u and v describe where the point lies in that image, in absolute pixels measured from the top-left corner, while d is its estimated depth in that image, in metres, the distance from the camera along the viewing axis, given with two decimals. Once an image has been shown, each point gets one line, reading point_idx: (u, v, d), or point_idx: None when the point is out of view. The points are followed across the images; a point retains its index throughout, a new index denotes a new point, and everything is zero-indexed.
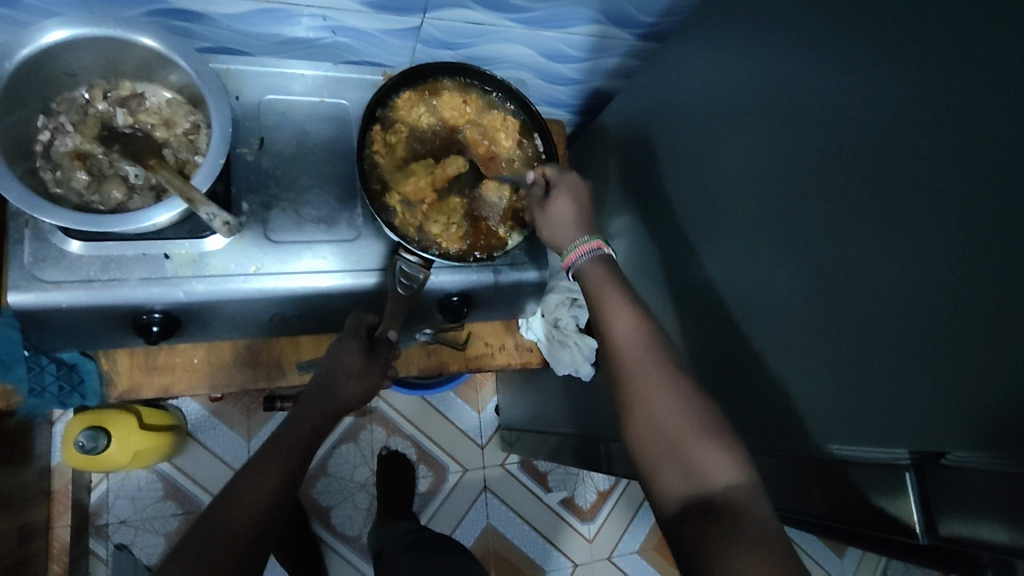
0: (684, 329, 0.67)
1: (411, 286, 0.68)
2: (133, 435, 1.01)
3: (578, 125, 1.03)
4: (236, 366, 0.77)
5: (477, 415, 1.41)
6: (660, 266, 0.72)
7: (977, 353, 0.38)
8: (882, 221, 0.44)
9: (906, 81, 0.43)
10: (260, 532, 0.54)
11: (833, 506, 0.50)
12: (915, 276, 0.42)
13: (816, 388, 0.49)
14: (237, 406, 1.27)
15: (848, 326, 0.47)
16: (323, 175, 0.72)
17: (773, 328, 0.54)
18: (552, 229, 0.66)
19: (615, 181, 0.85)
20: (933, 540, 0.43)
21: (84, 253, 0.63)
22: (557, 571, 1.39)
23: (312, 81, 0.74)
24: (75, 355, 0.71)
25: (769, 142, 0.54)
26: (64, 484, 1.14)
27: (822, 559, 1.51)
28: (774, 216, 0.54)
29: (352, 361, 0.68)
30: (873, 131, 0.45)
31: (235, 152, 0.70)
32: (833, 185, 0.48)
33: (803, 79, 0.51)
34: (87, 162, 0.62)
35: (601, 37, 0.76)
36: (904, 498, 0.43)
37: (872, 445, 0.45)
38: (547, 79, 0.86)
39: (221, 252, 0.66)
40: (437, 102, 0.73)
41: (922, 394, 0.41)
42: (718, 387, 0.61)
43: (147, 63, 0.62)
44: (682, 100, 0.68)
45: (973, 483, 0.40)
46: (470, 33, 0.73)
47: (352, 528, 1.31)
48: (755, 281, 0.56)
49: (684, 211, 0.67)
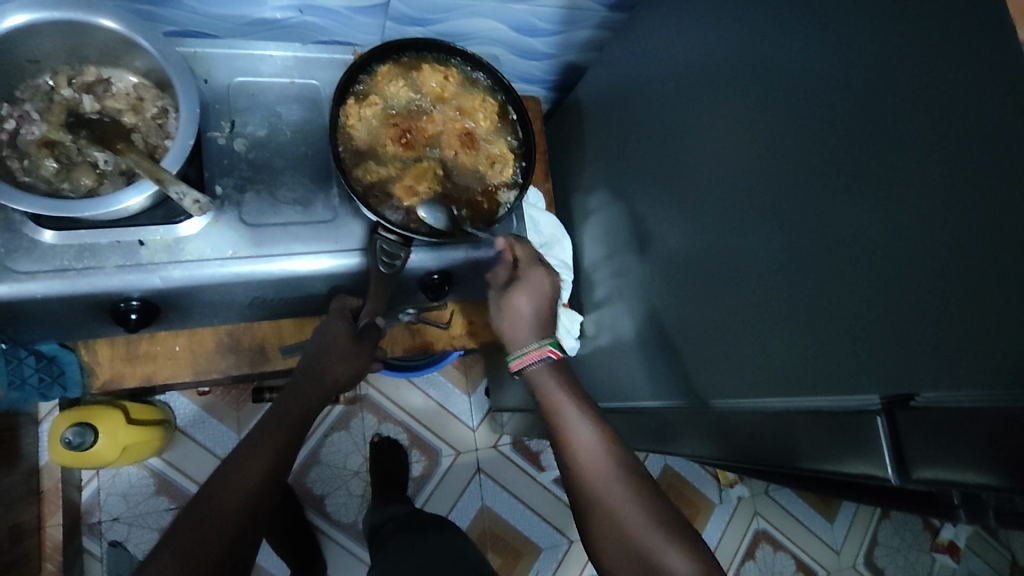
0: (666, 295, 0.67)
1: (392, 265, 0.67)
2: (121, 430, 1.00)
3: (554, 101, 1.02)
4: (218, 353, 0.78)
5: (467, 399, 1.42)
6: (640, 234, 0.72)
7: (944, 295, 0.38)
8: (848, 169, 0.44)
9: (858, 33, 0.43)
10: (260, 502, 0.54)
11: (811, 457, 0.50)
12: (880, 220, 0.42)
13: (790, 342, 0.50)
14: (226, 400, 1.27)
15: (815, 277, 0.47)
16: (297, 157, 0.72)
17: (747, 289, 0.54)
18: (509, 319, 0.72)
19: (592, 155, 0.85)
20: (905, 481, 0.44)
21: (58, 242, 0.62)
22: (553, 548, 1.40)
23: (282, 63, 0.73)
24: (54, 346, 0.71)
25: (737, 104, 0.55)
26: (53, 483, 1.12)
27: (812, 524, 1.53)
28: (747, 176, 0.54)
29: (339, 342, 0.69)
30: (837, 78, 0.45)
31: (207, 136, 0.69)
32: (798, 140, 0.48)
33: (764, 39, 0.51)
34: (55, 149, 0.61)
35: (571, 9, 0.76)
36: (877, 442, 0.44)
37: (845, 394, 0.46)
38: (519, 54, 0.86)
39: (197, 237, 0.66)
40: (418, 79, 0.72)
41: (887, 339, 0.42)
42: (699, 349, 0.62)
43: (112, 47, 0.61)
44: (654, 67, 0.69)
45: (943, 422, 0.40)
46: (441, 8, 0.72)
47: (347, 515, 1.32)
48: (729, 243, 0.56)
49: (661, 178, 0.67)
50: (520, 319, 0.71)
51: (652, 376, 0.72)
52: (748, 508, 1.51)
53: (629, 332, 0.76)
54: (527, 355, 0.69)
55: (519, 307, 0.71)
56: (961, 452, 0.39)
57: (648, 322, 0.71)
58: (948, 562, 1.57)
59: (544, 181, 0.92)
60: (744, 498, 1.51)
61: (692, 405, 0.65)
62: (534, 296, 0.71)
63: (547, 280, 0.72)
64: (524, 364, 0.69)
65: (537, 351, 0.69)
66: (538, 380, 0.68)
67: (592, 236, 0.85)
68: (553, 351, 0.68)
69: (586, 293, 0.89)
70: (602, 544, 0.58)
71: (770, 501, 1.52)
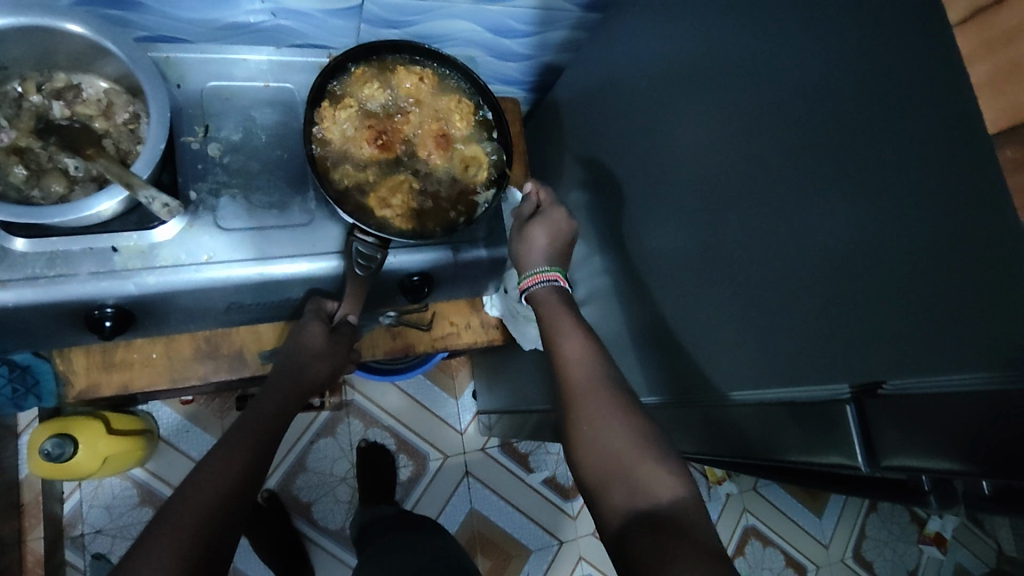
0: (645, 292, 0.67)
1: (368, 267, 0.68)
2: (101, 440, 0.99)
3: (533, 102, 1.03)
4: (197, 359, 0.77)
5: (454, 402, 1.41)
6: (618, 232, 0.73)
7: (903, 284, 0.39)
8: (809, 162, 0.45)
9: (809, 34, 0.44)
10: (239, 501, 0.54)
11: (787, 448, 0.51)
12: (844, 212, 0.42)
13: (761, 333, 0.50)
14: (209, 408, 1.26)
15: (784, 269, 0.47)
16: (272, 161, 0.71)
17: (722, 283, 0.54)
18: (525, 246, 0.69)
19: (570, 155, 0.86)
20: (875, 468, 0.44)
21: (29, 250, 0.61)
22: (542, 549, 1.40)
23: (256, 67, 0.73)
24: (28, 356, 0.70)
25: (706, 101, 0.55)
26: (34, 496, 1.12)
27: (801, 520, 1.54)
28: (718, 172, 0.54)
29: (314, 343, 0.69)
30: (798, 73, 0.45)
31: (180, 140, 0.69)
32: (762, 136, 0.49)
33: (726, 38, 0.52)
34: (25, 156, 0.60)
35: (545, 10, 0.76)
36: (847, 430, 0.45)
37: (815, 384, 0.46)
38: (496, 56, 0.87)
39: (171, 242, 0.65)
40: (393, 80, 0.72)
41: (853, 330, 0.42)
42: (678, 346, 0.62)
43: (81, 53, 0.61)
44: (627, 66, 0.69)
45: (909, 409, 0.41)
46: (415, 10, 0.73)
47: (335, 521, 1.31)
48: (701, 239, 0.57)
49: (637, 176, 0.68)
50: (535, 248, 0.69)
51: (633, 373, 0.72)
52: (736, 505, 1.51)
53: (610, 329, 0.76)
54: (536, 276, 0.67)
55: (534, 234, 0.69)
56: (927, 438, 0.40)
57: (628, 319, 0.71)
58: (934, 553, 1.59)
59: (524, 182, 0.92)
60: (733, 495, 1.52)
61: (670, 401, 0.65)
62: (555, 231, 0.70)
63: (565, 216, 0.71)
64: (533, 285, 0.68)
65: (544, 274, 0.67)
66: (543, 304, 0.66)
67: None
68: (560, 277, 0.68)
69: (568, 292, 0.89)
70: None
71: (758, 498, 1.53)
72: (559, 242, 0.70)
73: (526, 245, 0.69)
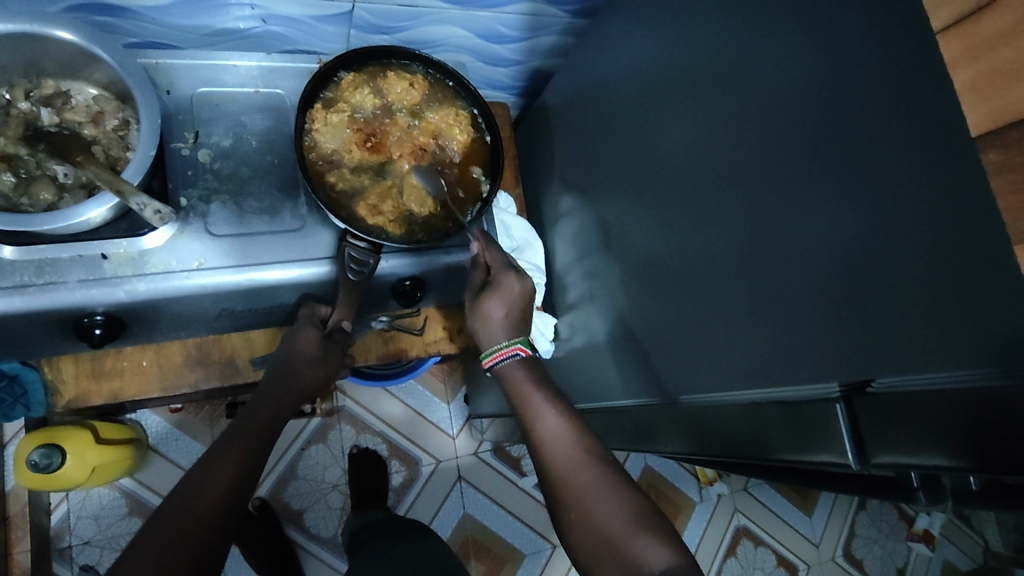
0: (636, 294, 0.68)
1: (362, 272, 0.68)
2: (89, 450, 0.98)
3: (522, 107, 1.03)
4: (188, 366, 0.77)
5: (446, 406, 1.41)
6: (609, 235, 0.73)
7: (888, 284, 0.39)
8: (796, 165, 0.45)
9: (794, 39, 0.45)
10: (231, 510, 0.54)
11: (780, 449, 0.51)
12: (830, 215, 0.43)
13: (752, 333, 0.51)
14: (199, 417, 1.25)
15: (774, 270, 0.48)
16: (263, 167, 0.71)
17: (713, 285, 0.55)
18: (481, 321, 0.72)
19: (561, 159, 0.86)
20: (865, 465, 0.45)
21: (17, 258, 0.60)
22: (536, 552, 1.40)
23: (246, 72, 0.73)
24: (16, 365, 0.69)
25: (694, 107, 0.56)
26: (20, 508, 1.13)
27: (792, 519, 1.55)
28: (708, 175, 0.55)
29: (308, 349, 0.69)
30: (784, 78, 0.46)
31: (170, 146, 0.68)
32: (750, 140, 0.49)
33: (713, 43, 0.53)
34: (13, 163, 0.60)
35: (534, 15, 0.77)
36: (836, 427, 0.45)
37: (806, 383, 0.47)
38: (486, 61, 0.87)
39: (161, 249, 0.65)
40: (384, 85, 0.72)
41: (843, 329, 0.43)
42: (670, 347, 0.62)
43: (71, 60, 0.61)
44: (616, 71, 0.70)
45: (897, 406, 0.41)
46: (405, 16, 0.73)
47: (327, 529, 1.30)
48: (691, 242, 0.58)
49: (627, 180, 0.68)
50: (492, 323, 0.71)
51: (625, 375, 0.73)
52: (728, 506, 1.52)
53: (602, 332, 0.77)
54: (497, 353, 0.70)
55: (487, 308, 0.72)
56: (915, 434, 0.40)
57: (620, 321, 0.72)
58: (923, 551, 1.60)
59: (514, 186, 0.93)
60: (725, 495, 1.53)
61: (664, 402, 0.65)
62: (507, 301, 0.72)
63: (516, 282, 0.72)
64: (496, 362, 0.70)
65: (504, 349, 0.70)
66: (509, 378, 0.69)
67: (563, 239, 0.86)
68: (521, 348, 0.70)
69: (560, 296, 0.89)
70: (576, 535, 0.56)
71: (750, 498, 1.54)
72: (515, 310, 0.72)
73: (483, 323, 0.72)
